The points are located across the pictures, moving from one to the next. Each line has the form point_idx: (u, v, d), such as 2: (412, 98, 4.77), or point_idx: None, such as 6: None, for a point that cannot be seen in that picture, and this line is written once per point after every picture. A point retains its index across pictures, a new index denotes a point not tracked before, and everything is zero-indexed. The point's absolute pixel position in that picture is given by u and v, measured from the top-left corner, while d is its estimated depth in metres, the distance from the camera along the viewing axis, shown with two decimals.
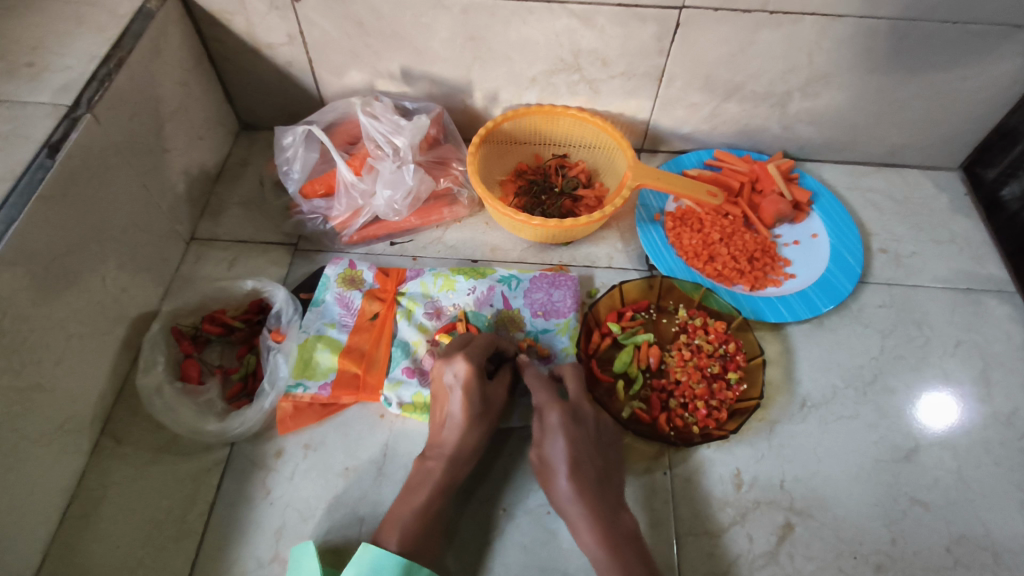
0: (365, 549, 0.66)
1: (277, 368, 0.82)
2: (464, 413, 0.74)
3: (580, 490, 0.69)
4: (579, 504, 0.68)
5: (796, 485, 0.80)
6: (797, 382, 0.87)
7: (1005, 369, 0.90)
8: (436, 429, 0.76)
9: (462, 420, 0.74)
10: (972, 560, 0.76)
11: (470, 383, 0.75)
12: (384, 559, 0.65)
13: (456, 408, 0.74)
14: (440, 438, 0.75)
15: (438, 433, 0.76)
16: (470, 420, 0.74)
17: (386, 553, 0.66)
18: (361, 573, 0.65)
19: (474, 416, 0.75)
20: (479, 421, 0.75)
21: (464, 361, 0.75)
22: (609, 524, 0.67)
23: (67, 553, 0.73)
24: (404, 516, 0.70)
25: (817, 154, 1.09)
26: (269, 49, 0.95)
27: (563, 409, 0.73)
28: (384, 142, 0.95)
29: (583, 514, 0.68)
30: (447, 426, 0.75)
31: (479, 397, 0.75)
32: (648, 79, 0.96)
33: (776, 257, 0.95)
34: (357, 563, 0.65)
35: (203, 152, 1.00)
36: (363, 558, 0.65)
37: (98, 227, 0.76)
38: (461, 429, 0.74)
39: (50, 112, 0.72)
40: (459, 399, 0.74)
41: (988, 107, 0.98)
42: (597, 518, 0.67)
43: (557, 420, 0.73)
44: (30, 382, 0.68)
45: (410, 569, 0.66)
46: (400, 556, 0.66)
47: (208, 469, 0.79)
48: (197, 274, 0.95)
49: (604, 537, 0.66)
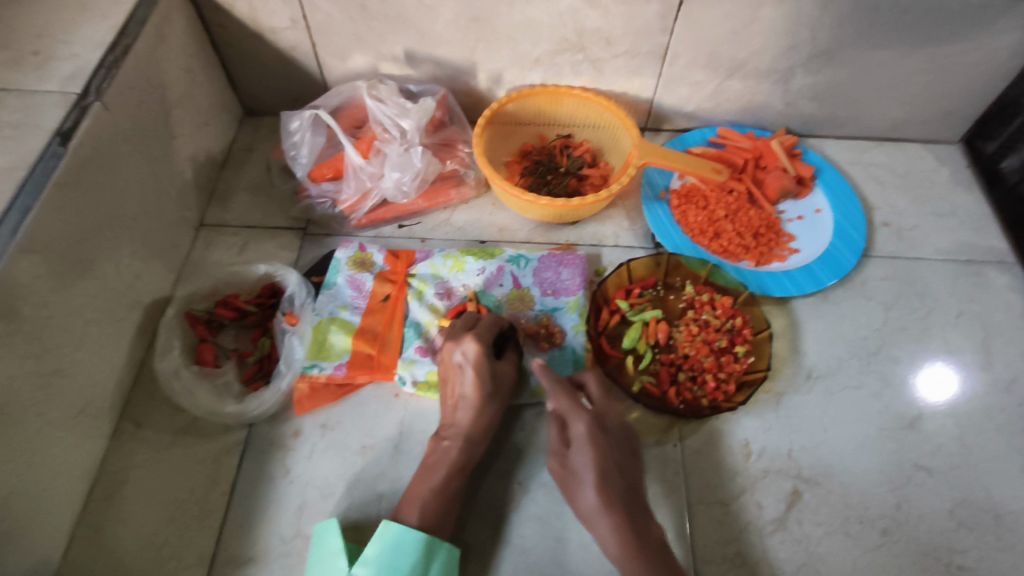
0: (387, 526, 0.67)
1: (292, 350, 0.83)
2: (475, 391, 0.76)
3: (585, 447, 0.72)
4: (583, 459, 0.71)
5: (803, 453, 0.82)
6: (803, 355, 0.89)
7: (1005, 338, 0.91)
8: (449, 410, 0.77)
9: (474, 398, 0.76)
10: (973, 521, 0.78)
11: (481, 360, 0.77)
12: (407, 534, 0.67)
13: (468, 387, 0.76)
14: (453, 417, 0.77)
15: (452, 413, 0.77)
16: (481, 399, 0.76)
17: (409, 530, 0.67)
18: (385, 549, 0.66)
19: (485, 392, 0.76)
20: (491, 397, 0.77)
21: (472, 340, 0.77)
22: (611, 478, 0.70)
23: (93, 534, 0.74)
24: (423, 493, 0.72)
25: (819, 130, 1.10)
26: (272, 34, 0.95)
27: (590, 418, 0.74)
28: (391, 125, 0.95)
29: (587, 467, 0.71)
30: (460, 405, 0.76)
31: (489, 374, 0.77)
32: (652, 57, 0.96)
33: (780, 233, 0.96)
34: (380, 540, 0.67)
35: (209, 138, 1.00)
36: (386, 535, 0.67)
37: (111, 215, 0.77)
38: (475, 406, 0.76)
39: (61, 100, 0.73)
40: (471, 376, 0.76)
41: (988, 80, 0.99)
42: (601, 472, 0.70)
43: (583, 430, 0.73)
44: (51, 368, 0.69)
45: (432, 543, 0.68)
46: (422, 531, 0.68)
47: (227, 450, 0.80)
48: (207, 259, 0.95)
49: (606, 491, 0.69)
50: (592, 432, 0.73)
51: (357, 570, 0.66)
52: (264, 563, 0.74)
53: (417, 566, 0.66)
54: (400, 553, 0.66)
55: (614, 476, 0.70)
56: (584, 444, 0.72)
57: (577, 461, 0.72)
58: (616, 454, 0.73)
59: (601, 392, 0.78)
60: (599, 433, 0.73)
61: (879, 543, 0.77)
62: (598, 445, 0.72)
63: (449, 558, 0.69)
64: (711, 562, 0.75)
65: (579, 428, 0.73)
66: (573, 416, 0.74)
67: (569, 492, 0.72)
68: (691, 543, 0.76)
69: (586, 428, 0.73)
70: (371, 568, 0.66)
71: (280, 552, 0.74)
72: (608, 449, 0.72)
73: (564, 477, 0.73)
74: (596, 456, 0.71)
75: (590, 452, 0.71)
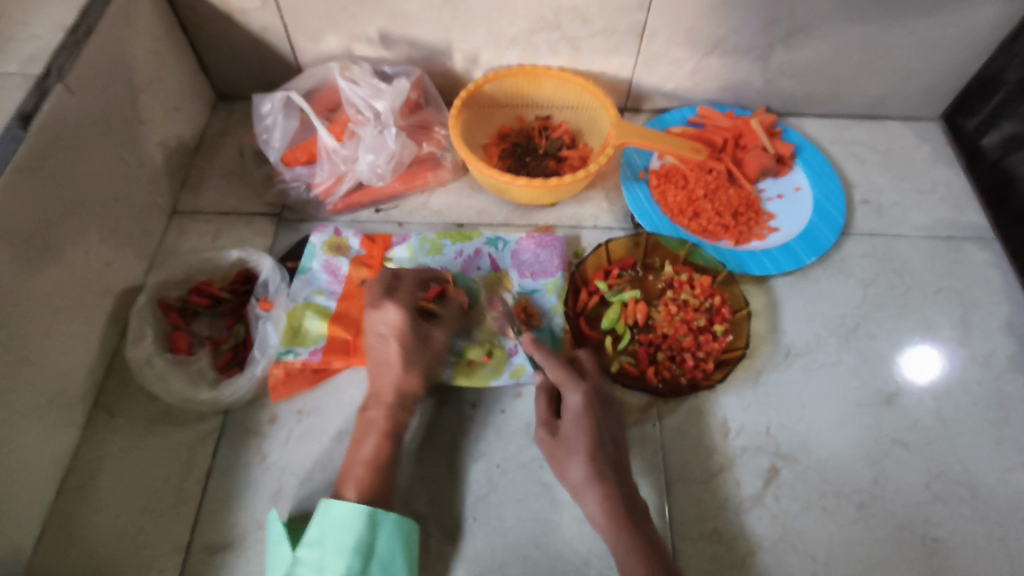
0: (327, 505, 0.67)
1: (266, 337, 0.82)
2: (398, 358, 0.76)
3: (579, 417, 0.71)
4: (575, 430, 0.70)
5: (781, 431, 0.82)
6: (782, 333, 0.89)
7: (983, 313, 0.92)
8: (372, 376, 0.77)
9: (398, 364, 0.75)
10: (949, 494, 0.79)
11: (405, 328, 0.76)
12: (346, 510, 0.66)
13: (392, 355, 0.76)
14: (377, 384, 0.76)
15: (375, 381, 0.76)
16: (405, 366, 0.76)
17: (348, 506, 0.66)
18: (327, 528, 0.66)
19: (409, 359, 0.76)
20: (416, 363, 0.76)
21: (394, 308, 0.76)
22: (602, 450, 0.69)
23: (66, 524, 0.74)
24: (355, 468, 0.71)
25: (799, 108, 1.09)
26: (242, 15, 0.93)
27: (586, 390, 0.72)
28: (364, 107, 0.94)
29: (578, 437, 0.69)
30: (383, 371, 0.76)
31: (416, 341, 0.77)
32: (630, 35, 0.95)
33: (760, 212, 0.96)
34: (322, 519, 0.66)
35: (180, 123, 0.98)
36: (327, 513, 0.67)
37: (77, 200, 0.75)
38: (399, 373, 0.75)
39: (20, 83, 0.71)
40: (395, 343, 0.76)
41: (968, 55, 0.98)
42: (592, 444, 0.69)
43: (578, 399, 0.71)
44: (18, 357, 0.68)
45: (375, 515, 0.67)
46: (363, 506, 0.67)
47: (202, 438, 0.79)
48: (181, 246, 0.94)
49: (596, 462, 0.68)
50: (587, 404, 0.71)
51: (302, 553, 0.66)
52: (240, 548, 0.73)
53: (363, 540, 0.66)
54: (342, 531, 0.66)
55: (605, 448, 0.69)
56: (579, 412, 0.71)
57: (569, 430, 0.71)
58: (609, 425, 0.71)
59: (596, 367, 0.76)
60: (595, 405, 0.71)
61: (856, 517, 0.77)
62: (592, 415, 0.70)
63: (397, 527, 0.69)
64: (689, 539, 0.75)
65: (572, 398, 0.72)
66: (568, 386, 0.72)
67: (557, 460, 0.71)
68: (670, 521, 0.76)
69: (584, 404, 0.71)
70: (316, 549, 0.66)
71: (257, 537, 0.74)
72: (601, 420, 0.71)
73: (553, 447, 0.72)
74: (589, 427, 0.70)
75: (583, 423, 0.70)
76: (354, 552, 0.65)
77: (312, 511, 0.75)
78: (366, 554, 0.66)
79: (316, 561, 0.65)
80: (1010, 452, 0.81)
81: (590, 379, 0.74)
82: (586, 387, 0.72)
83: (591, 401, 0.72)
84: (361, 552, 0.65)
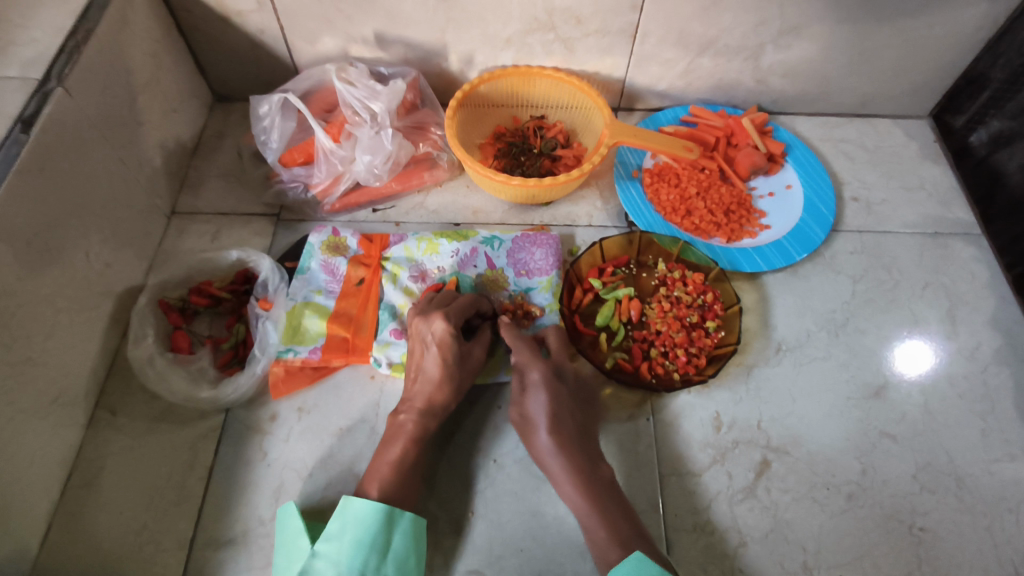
0: (350, 501, 0.69)
1: (266, 336, 0.84)
2: (438, 368, 0.76)
3: (539, 392, 0.75)
4: (537, 405, 0.75)
5: (772, 424, 0.84)
6: (772, 329, 0.91)
7: (969, 308, 0.94)
8: (410, 383, 0.78)
9: (435, 375, 0.76)
10: (935, 484, 0.81)
11: (446, 341, 0.76)
12: (366, 507, 0.68)
13: (431, 365, 0.76)
14: (412, 391, 0.77)
15: (412, 387, 0.77)
16: (443, 376, 0.76)
17: (368, 503, 0.68)
18: (347, 524, 0.68)
19: (448, 371, 0.76)
20: (452, 377, 0.77)
21: (441, 320, 0.77)
22: (563, 422, 0.74)
23: (71, 521, 0.75)
24: (381, 468, 0.73)
25: (791, 107, 1.11)
26: (239, 17, 0.94)
27: (545, 366, 0.77)
28: (360, 108, 0.95)
29: (541, 413, 0.74)
30: (421, 379, 0.77)
31: (455, 356, 0.77)
32: (622, 36, 0.96)
33: (751, 209, 0.97)
34: (342, 515, 0.68)
35: (178, 125, 0.99)
36: (347, 509, 0.68)
37: (78, 203, 0.76)
38: (434, 384, 0.76)
39: (21, 86, 0.72)
40: (435, 354, 0.76)
41: (955, 54, 1.00)
42: (553, 416, 0.74)
43: (538, 376, 0.76)
44: (22, 357, 0.69)
45: (393, 513, 0.69)
46: (382, 503, 0.69)
47: (204, 435, 0.81)
48: (180, 247, 0.95)
49: (559, 434, 0.73)
50: (546, 380, 0.76)
51: (321, 546, 0.68)
52: (243, 544, 0.75)
53: (379, 537, 0.68)
54: (361, 527, 0.68)
55: None
56: (539, 388, 0.76)
57: (532, 406, 0.75)
58: (571, 399, 0.76)
59: (559, 342, 0.81)
60: (553, 379, 0.76)
61: (845, 508, 0.79)
62: (552, 388, 0.75)
63: (412, 526, 0.70)
64: (683, 530, 0.77)
65: (533, 376, 0.77)
66: (530, 365, 0.77)
67: (524, 437, 0.75)
68: (663, 514, 0.77)
69: (544, 381, 0.76)
70: (334, 543, 0.68)
71: (260, 533, 0.75)
72: (584, 421, 0.73)
73: (519, 423, 0.76)
74: (549, 401, 0.75)
75: (543, 397, 0.75)
76: (369, 547, 0.67)
77: (315, 507, 0.77)
78: (380, 551, 0.67)
79: (333, 554, 0.67)
80: (995, 443, 0.83)
81: (554, 358, 0.79)
82: (545, 364, 0.77)
83: (550, 376, 0.77)
84: (376, 548, 0.67)
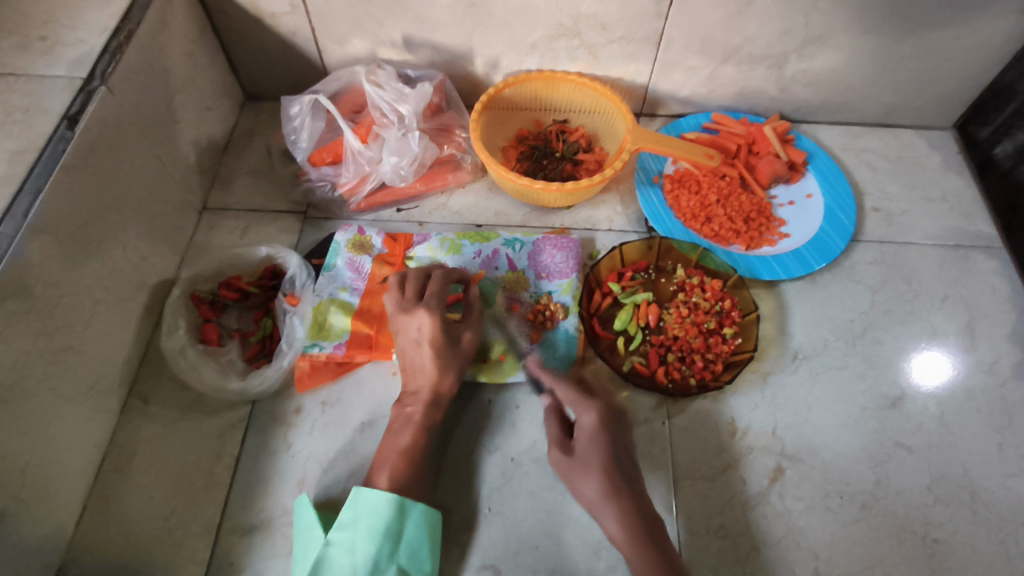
0: (361, 491, 0.70)
1: (293, 331, 0.86)
2: (432, 360, 0.78)
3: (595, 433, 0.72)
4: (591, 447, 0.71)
5: (787, 431, 0.84)
6: (789, 337, 0.91)
7: (989, 321, 0.94)
8: (410, 378, 0.80)
9: (432, 368, 0.78)
10: (950, 497, 0.81)
11: (436, 334, 0.78)
12: (378, 497, 0.70)
13: (425, 357, 0.78)
14: (414, 384, 0.79)
15: (412, 381, 0.79)
16: (439, 367, 0.78)
17: (378, 493, 0.70)
18: (359, 513, 0.70)
19: (443, 362, 0.78)
20: (450, 365, 0.79)
21: (427, 316, 0.78)
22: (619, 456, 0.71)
23: (104, 503, 0.78)
24: (391, 457, 0.75)
25: (813, 116, 1.11)
26: (272, 19, 0.96)
27: (599, 409, 0.74)
28: (389, 110, 0.97)
29: (597, 453, 0.70)
30: (419, 373, 0.79)
31: (448, 344, 0.79)
32: (647, 43, 0.97)
33: (771, 217, 0.98)
34: (354, 505, 0.70)
35: (211, 123, 1.02)
36: (359, 500, 0.70)
37: (117, 198, 0.79)
38: (433, 376, 0.78)
39: (67, 85, 0.75)
40: (428, 348, 0.78)
41: (981, 66, 1.00)
42: (612, 457, 0.70)
43: (592, 419, 0.73)
44: (63, 345, 0.72)
45: (404, 503, 0.71)
46: (391, 493, 0.71)
47: (232, 425, 0.83)
48: (211, 242, 0.98)
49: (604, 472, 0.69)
50: (601, 422, 0.73)
51: (335, 535, 0.70)
52: (268, 531, 0.77)
53: (392, 526, 0.70)
54: (372, 517, 0.70)
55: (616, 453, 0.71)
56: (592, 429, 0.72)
57: (585, 451, 0.71)
58: (620, 442, 0.73)
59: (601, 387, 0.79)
60: (609, 422, 0.73)
61: (859, 517, 0.80)
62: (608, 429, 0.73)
63: (423, 516, 0.72)
64: (696, 533, 0.78)
65: (586, 418, 0.73)
66: (583, 406, 0.74)
67: (571, 480, 0.71)
68: (677, 516, 0.79)
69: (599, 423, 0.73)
70: (347, 532, 0.69)
71: (283, 521, 0.78)
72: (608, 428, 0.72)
73: (569, 465, 0.72)
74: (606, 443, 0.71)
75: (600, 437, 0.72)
76: (382, 535, 0.69)
77: (337, 498, 0.79)
78: (393, 540, 0.69)
79: (347, 543, 0.69)
80: (1012, 457, 0.84)
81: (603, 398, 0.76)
82: (599, 406, 0.74)
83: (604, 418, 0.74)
84: (388, 536, 0.69)
